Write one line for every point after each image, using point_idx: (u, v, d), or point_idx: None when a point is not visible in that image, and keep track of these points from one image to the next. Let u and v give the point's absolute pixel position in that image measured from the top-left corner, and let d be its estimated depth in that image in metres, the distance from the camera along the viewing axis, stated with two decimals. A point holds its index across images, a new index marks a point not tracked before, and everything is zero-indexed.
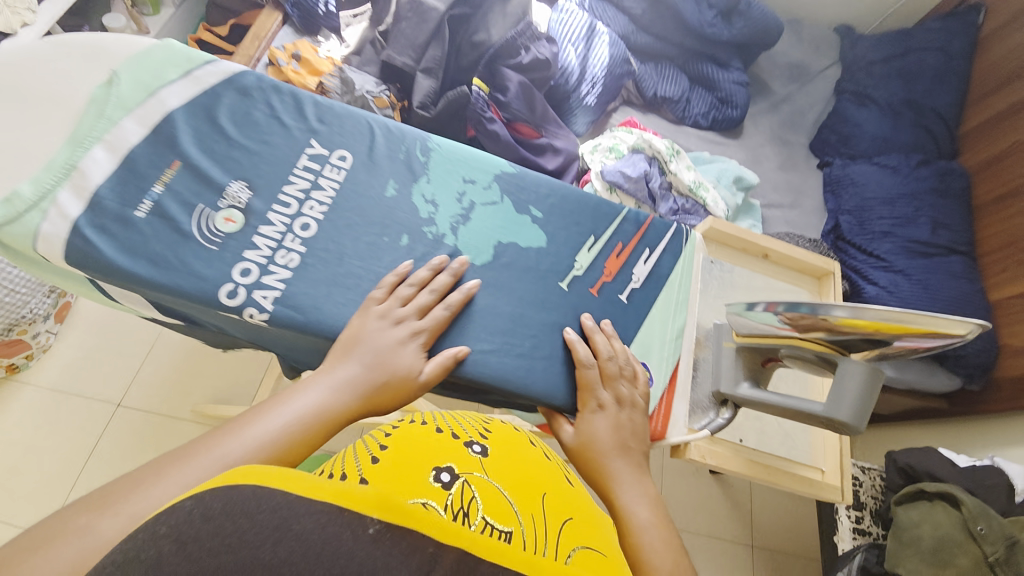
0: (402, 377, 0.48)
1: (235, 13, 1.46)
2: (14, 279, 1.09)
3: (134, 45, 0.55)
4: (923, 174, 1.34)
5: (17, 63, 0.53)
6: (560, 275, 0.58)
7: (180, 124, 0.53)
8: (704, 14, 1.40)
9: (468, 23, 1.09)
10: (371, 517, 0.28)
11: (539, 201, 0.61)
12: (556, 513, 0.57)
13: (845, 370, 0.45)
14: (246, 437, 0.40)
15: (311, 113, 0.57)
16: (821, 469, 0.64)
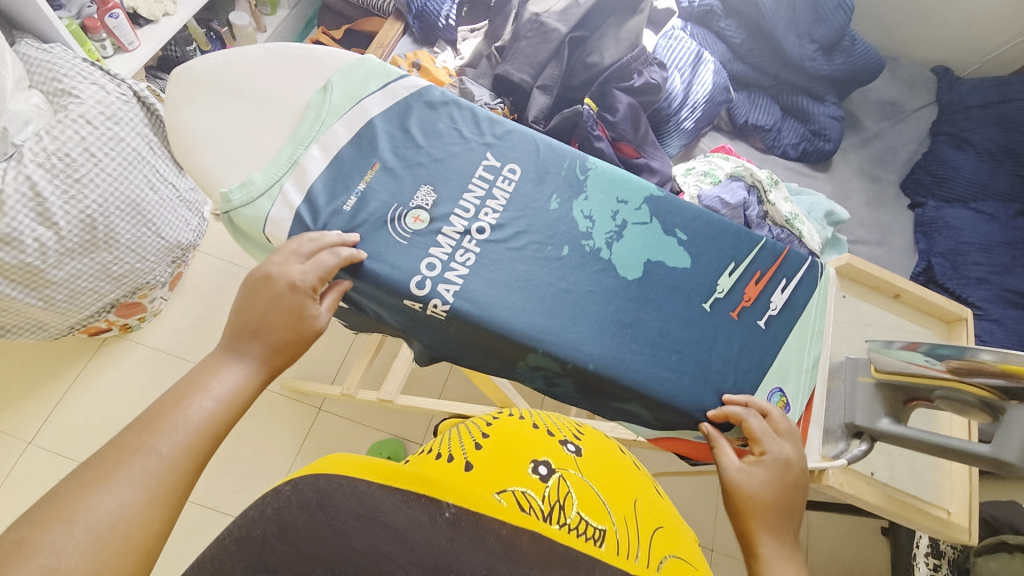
0: (304, 323, 0.54)
1: (349, 19, 1.55)
2: (145, 248, 1.18)
3: (339, 60, 0.72)
4: (1020, 225, 1.32)
5: (257, 70, 0.71)
6: (703, 296, 0.65)
7: (379, 130, 0.69)
8: (806, 48, 1.40)
9: (584, 45, 1.15)
10: (446, 504, 0.38)
11: (685, 225, 0.68)
12: (647, 515, 0.48)
13: (1012, 417, 0.48)
14: (179, 434, 0.43)
15: (486, 129, 0.71)
16: (946, 509, 0.64)
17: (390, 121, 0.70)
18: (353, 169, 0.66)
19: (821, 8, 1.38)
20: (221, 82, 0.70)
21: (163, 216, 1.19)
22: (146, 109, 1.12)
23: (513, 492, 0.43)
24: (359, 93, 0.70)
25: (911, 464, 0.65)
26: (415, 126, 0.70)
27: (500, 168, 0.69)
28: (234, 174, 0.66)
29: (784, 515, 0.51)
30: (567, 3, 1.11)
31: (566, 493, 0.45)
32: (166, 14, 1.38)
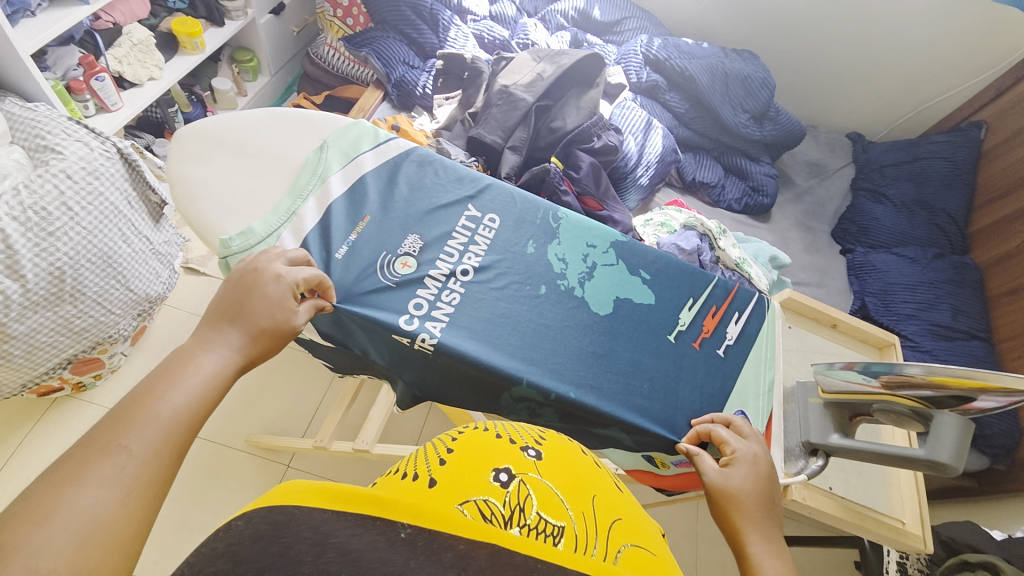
0: (283, 325, 0.55)
1: (329, 87, 1.65)
2: (112, 301, 1.15)
3: (335, 124, 0.80)
4: (940, 266, 1.48)
5: (258, 127, 0.77)
6: (667, 328, 0.73)
7: (370, 184, 0.75)
8: (740, 117, 1.60)
9: (549, 112, 1.28)
10: (401, 523, 0.29)
11: (647, 266, 0.77)
12: (604, 510, 0.41)
13: (940, 421, 0.54)
14: (150, 428, 0.42)
15: (467, 185, 0.79)
16: (901, 520, 0.69)
17: (381, 178, 0.77)
18: (346, 220, 0.71)
19: (749, 84, 1.60)
20: (224, 141, 0.75)
21: (133, 269, 1.18)
22: (128, 165, 1.15)
23: (472, 503, 0.36)
24: (352, 152, 0.77)
25: (863, 477, 0.71)
26: (403, 182, 0.77)
27: (481, 218, 0.77)
28: (233, 224, 0.69)
29: (762, 509, 0.53)
30: (533, 76, 1.26)
31: (528, 499, 0.37)
32: (151, 78, 1.44)
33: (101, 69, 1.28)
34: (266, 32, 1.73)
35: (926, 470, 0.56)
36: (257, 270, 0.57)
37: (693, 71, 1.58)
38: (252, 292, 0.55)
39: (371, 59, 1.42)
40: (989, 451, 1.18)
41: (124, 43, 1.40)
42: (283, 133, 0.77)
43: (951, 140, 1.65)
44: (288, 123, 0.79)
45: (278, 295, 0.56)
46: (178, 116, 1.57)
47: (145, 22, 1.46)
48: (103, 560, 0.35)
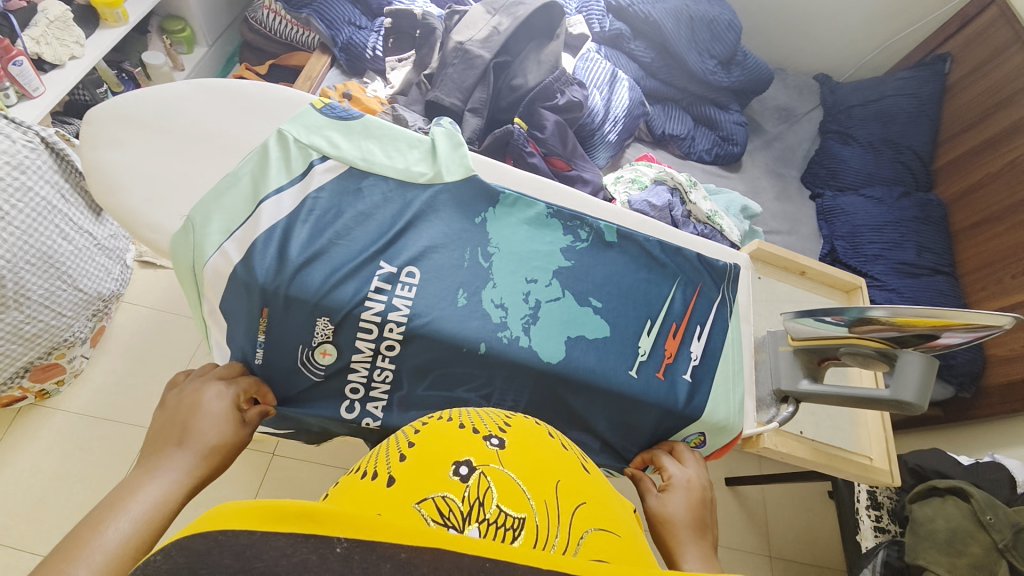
0: (230, 437, 0.56)
1: (273, 55, 1.53)
2: (60, 303, 1.09)
3: (272, 95, 0.67)
4: (905, 204, 1.50)
5: (176, 102, 0.66)
6: (628, 362, 0.64)
7: (252, 262, 0.59)
8: (707, 63, 1.55)
9: (508, 69, 1.22)
10: (337, 538, 0.28)
11: (597, 291, 0.67)
12: (568, 496, 0.41)
13: (904, 361, 0.54)
14: (97, 557, 0.41)
15: (378, 238, 0.63)
16: (869, 456, 0.72)
17: (267, 254, 0.59)
18: (234, 295, 0.60)
19: (715, 28, 1.54)
20: (138, 118, 0.64)
21: (79, 267, 1.11)
22: (56, 154, 1.04)
23: (430, 502, 0.37)
24: (222, 229, 0.60)
25: (833, 420, 0.73)
26: (289, 252, 0.60)
27: (397, 274, 0.62)
28: (158, 218, 0.62)
29: (696, 530, 0.54)
30: (488, 31, 1.18)
31: (486, 496, 0.38)
32: (72, 57, 1.30)
33: (20, 53, 1.14)
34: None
35: (891, 410, 0.57)
36: (197, 388, 0.58)
37: (657, 16, 1.51)
38: (195, 413, 0.56)
39: (313, 21, 1.31)
40: (954, 380, 1.23)
41: (40, 22, 1.24)
42: (209, 106, 0.65)
43: (917, 75, 1.64)
44: (209, 96, 0.66)
45: (220, 411, 0.56)
46: (108, 96, 1.44)
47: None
48: None
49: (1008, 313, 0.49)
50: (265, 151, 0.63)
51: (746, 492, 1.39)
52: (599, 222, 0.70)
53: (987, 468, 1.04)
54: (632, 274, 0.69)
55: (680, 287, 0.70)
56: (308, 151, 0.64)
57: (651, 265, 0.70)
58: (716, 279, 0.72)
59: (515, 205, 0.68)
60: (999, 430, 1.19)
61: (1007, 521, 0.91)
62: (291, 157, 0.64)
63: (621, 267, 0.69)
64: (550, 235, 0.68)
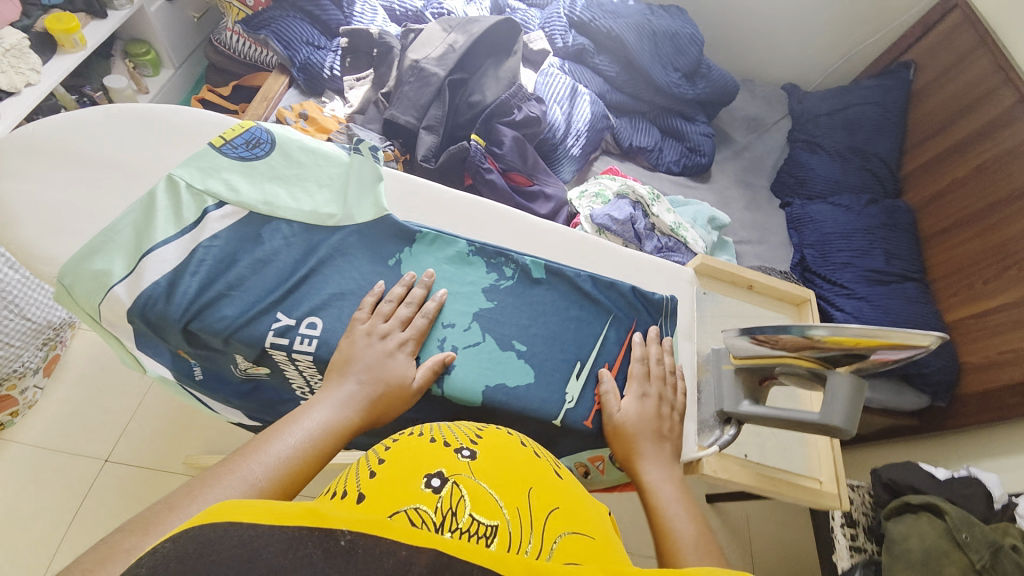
0: (396, 386, 0.51)
1: (239, 76, 1.53)
2: (6, 333, 1.06)
3: (189, 119, 0.61)
4: (873, 211, 1.50)
5: (70, 129, 0.57)
6: (552, 412, 0.56)
7: (137, 321, 0.52)
8: (671, 76, 1.56)
9: (465, 86, 1.20)
10: (340, 530, 0.30)
11: (522, 333, 0.60)
12: (540, 502, 0.42)
13: (833, 383, 0.52)
14: (266, 460, 0.43)
15: (277, 285, 0.55)
16: (818, 478, 0.70)
17: (140, 318, 0.52)
18: (153, 344, 0.55)
19: (678, 41, 1.55)
20: (21, 142, 0.56)
21: (28, 297, 1.08)
22: None
23: (402, 513, 0.37)
24: (97, 287, 0.51)
25: (780, 441, 0.71)
26: (164, 307, 0.52)
27: (296, 326, 0.54)
28: (26, 249, 0.53)
29: (658, 440, 0.56)
30: (444, 49, 1.17)
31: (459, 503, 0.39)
32: (27, 84, 1.28)
33: None
34: (160, 19, 1.58)
35: (821, 433, 0.55)
36: (372, 333, 0.53)
37: (619, 31, 1.51)
38: (376, 354, 0.52)
39: (270, 42, 1.29)
40: (929, 389, 1.23)
41: None
42: (107, 130, 0.58)
43: (881, 83, 1.66)
44: (113, 120, 0.59)
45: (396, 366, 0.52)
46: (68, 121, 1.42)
47: (18, 24, 1.27)
48: None
49: (932, 332, 0.47)
50: (153, 200, 0.54)
51: (729, 510, 1.36)
52: (525, 257, 0.63)
53: (964, 483, 1.01)
54: (562, 312, 0.62)
55: (613, 326, 0.63)
56: (202, 197, 0.56)
57: (583, 302, 0.64)
58: (654, 314, 0.65)
59: (433, 244, 0.61)
60: (973, 439, 1.20)
61: (983, 540, 0.87)
62: (182, 205, 0.55)
63: (548, 305, 0.62)
64: (472, 273, 0.61)
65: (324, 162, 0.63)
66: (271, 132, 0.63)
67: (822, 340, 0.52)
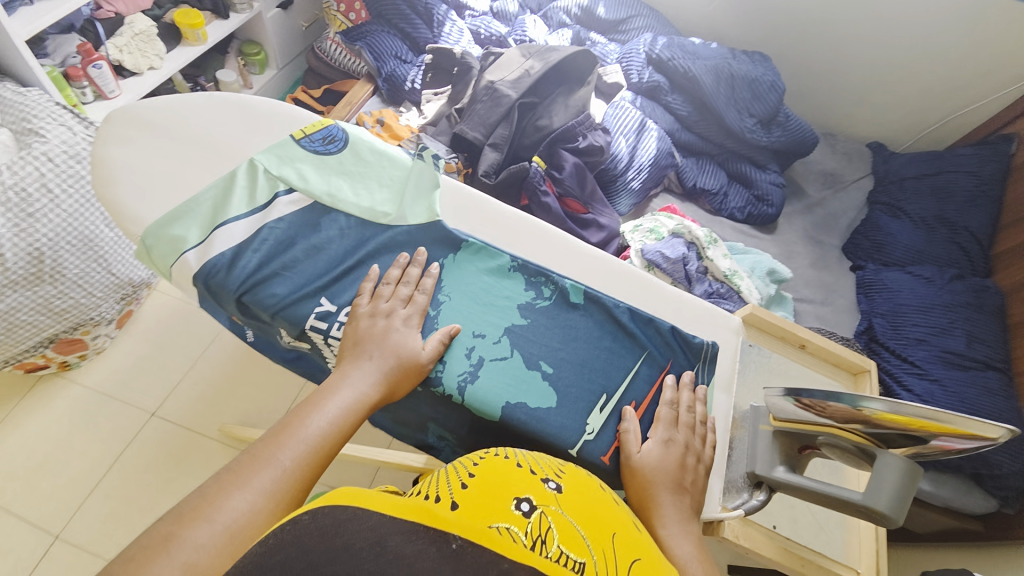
0: (408, 361, 0.53)
1: (331, 81, 1.67)
2: (92, 283, 1.16)
3: (275, 110, 0.67)
4: (958, 288, 1.35)
5: (174, 108, 0.64)
6: (569, 440, 0.54)
7: (199, 286, 0.56)
8: (745, 121, 1.52)
9: (534, 110, 1.23)
10: (451, 536, 0.34)
11: (550, 355, 0.59)
12: (623, 550, 0.42)
13: (883, 462, 0.47)
14: (297, 445, 0.47)
15: (326, 271, 0.58)
16: (855, 570, 0.63)
17: (202, 283, 0.56)
18: (212, 309, 0.60)
19: (756, 87, 1.51)
20: (131, 116, 0.63)
21: (116, 253, 1.19)
22: None
23: (495, 529, 0.37)
24: (172, 250, 0.56)
25: (816, 518, 0.65)
26: (224, 278, 0.56)
27: (336, 312, 0.56)
28: (116, 208, 0.58)
29: (677, 488, 0.53)
30: (520, 73, 1.22)
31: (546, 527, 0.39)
32: (150, 67, 1.40)
33: (98, 57, 1.26)
34: (273, 25, 1.76)
35: (864, 518, 0.49)
36: (384, 317, 0.55)
37: (696, 72, 1.50)
38: (386, 337, 0.54)
39: (363, 52, 1.40)
40: (998, 494, 1.07)
41: (126, 33, 1.37)
42: (204, 114, 0.64)
43: (979, 152, 1.53)
44: (211, 105, 0.66)
45: (407, 345, 0.54)
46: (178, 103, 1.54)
47: (150, 14, 1.43)
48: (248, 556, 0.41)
49: (1005, 425, 0.42)
50: (233, 179, 0.60)
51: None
52: (565, 280, 0.63)
53: None
54: (595, 341, 0.61)
55: (646, 364, 0.61)
56: (275, 182, 0.61)
57: (618, 334, 0.62)
58: (692, 359, 0.62)
59: (477, 253, 0.63)
60: None
61: None
62: (257, 187, 0.60)
63: (582, 332, 0.62)
64: (510, 287, 0.62)
65: (388, 164, 0.66)
66: (346, 132, 0.67)
67: (875, 415, 0.47)
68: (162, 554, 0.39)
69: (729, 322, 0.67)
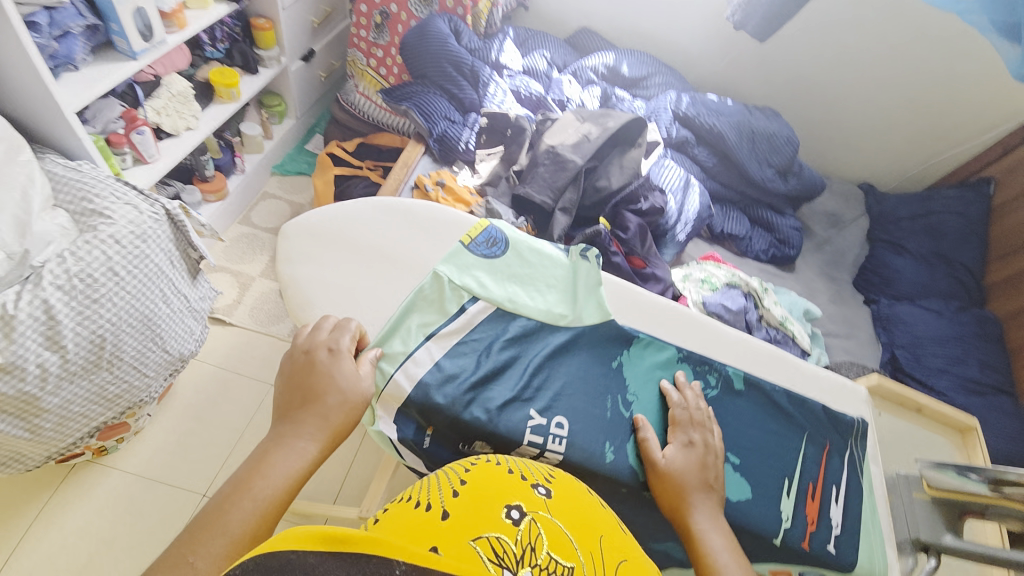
0: (345, 397, 0.55)
1: (363, 135, 1.67)
2: (147, 364, 1.09)
3: (437, 214, 0.76)
4: (965, 319, 1.53)
5: (353, 223, 0.74)
6: (773, 530, 0.59)
7: (414, 397, 0.61)
8: (766, 172, 1.65)
9: (594, 172, 1.29)
10: (396, 561, 0.32)
11: (733, 445, 0.64)
12: (610, 551, 0.41)
13: None
14: (217, 540, 0.42)
15: (529, 381, 0.64)
16: None
17: (416, 397, 0.61)
18: (405, 418, 0.62)
19: (774, 141, 1.65)
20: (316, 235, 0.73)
21: (170, 328, 1.12)
22: (173, 224, 1.09)
23: (483, 540, 0.37)
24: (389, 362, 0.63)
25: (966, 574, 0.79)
26: (443, 399, 0.61)
27: (548, 424, 0.61)
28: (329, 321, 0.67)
29: (701, 488, 0.55)
30: (579, 138, 1.28)
31: (536, 535, 0.39)
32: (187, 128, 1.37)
33: (142, 122, 1.22)
34: (296, 78, 1.74)
35: None
36: (312, 356, 0.57)
37: (721, 128, 1.64)
38: (311, 378, 0.56)
39: (412, 112, 1.42)
40: None
41: (163, 94, 1.33)
42: (380, 228, 0.74)
43: (962, 195, 1.73)
44: (381, 215, 0.76)
45: (338, 377, 0.56)
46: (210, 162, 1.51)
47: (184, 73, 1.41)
48: None
49: None
50: (426, 289, 0.68)
51: None
52: (727, 368, 0.69)
53: None
54: (762, 424, 0.66)
55: (810, 443, 0.67)
56: (461, 293, 0.68)
57: (780, 416, 0.68)
58: (844, 435, 0.69)
59: (647, 349, 0.69)
60: None
61: None
62: (447, 296, 0.68)
63: (752, 416, 0.66)
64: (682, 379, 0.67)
65: (546, 261, 0.75)
66: (502, 234, 0.75)
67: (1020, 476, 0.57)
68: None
69: (862, 394, 0.74)
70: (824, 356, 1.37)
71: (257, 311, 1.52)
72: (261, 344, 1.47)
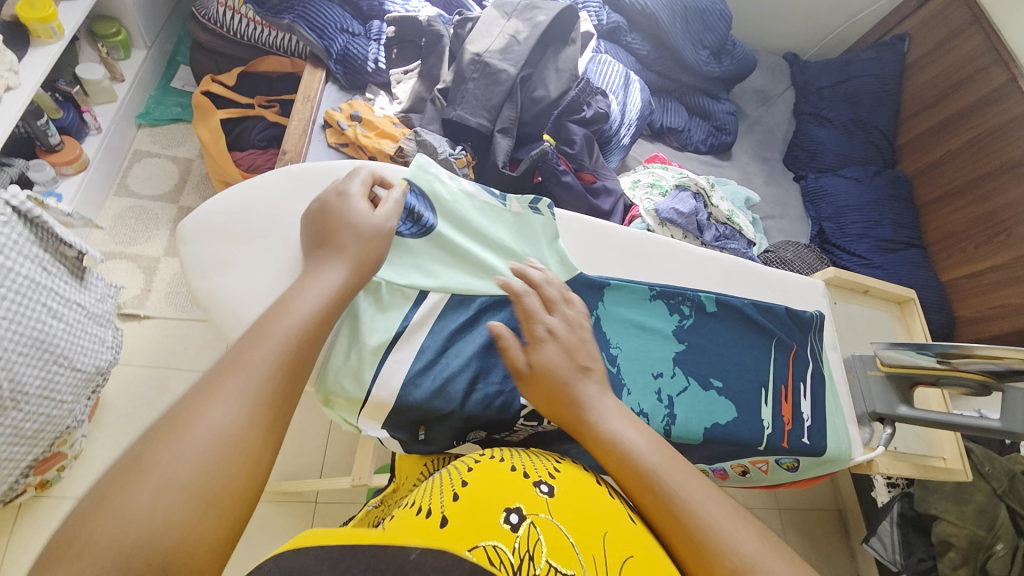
0: (377, 226, 0.60)
1: (245, 63, 1.37)
2: (59, 389, 0.93)
3: None
4: (880, 183, 1.65)
5: (274, 203, 0.68)
6: (759, 438, 0.69)
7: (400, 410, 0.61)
8: (700, 54, 1.56)
9: (530, 81, 1.15)
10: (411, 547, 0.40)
11: (716, 371, 0.71)
12: (614, 549, 0.45)
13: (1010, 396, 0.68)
14: (290, 319, 0.48)
15: None
16: (943, 457, 0.96)
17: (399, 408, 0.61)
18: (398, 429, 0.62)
19: (707, 18, 1.55)
20: (237, 231, 0.66)
21: (73, 344, 0.95)
22: (30, 223, 0.87)
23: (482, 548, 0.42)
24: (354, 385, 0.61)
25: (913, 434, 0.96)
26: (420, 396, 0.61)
27: None
28: None
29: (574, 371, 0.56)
30: (506, 41, 1.11)
31: (536, 540, 0.44)
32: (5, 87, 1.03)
33: None
34: None
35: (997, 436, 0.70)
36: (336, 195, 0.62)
37: (653, 8, 1.50)
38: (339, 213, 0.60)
39: (299, 28, 1.17)
40: None
41: None
42: None
43: (879, 56, 1.75)
44: (303, 188, 0.70)
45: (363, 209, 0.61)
46: (51, 127, 1.17)
47: None
48: (269, 442, 0.40)
49: None
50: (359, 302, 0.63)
51: None
52: (699, 295, 0.74)
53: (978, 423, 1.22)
54: (739, 341, 0.74)
55: (779, 349, 0.75)
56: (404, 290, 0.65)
57: (752, 329, 0.75)
58: (806, 331, 0.78)
59: (620, 297, 0.71)
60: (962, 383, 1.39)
61: (1002, 470, 1.19)
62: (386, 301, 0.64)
63: (726, 335, 0.74)
64: (658, 316, 0.72)
65: (484, 216, 0.73)
66: (426, 197, 0.71)
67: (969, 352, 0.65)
68: (181, 435, 0.37)
69: (817, 289, 0.83)
70: (763, 239, 1.43)
71: (172, 296, 1.33)
72: (191, 331, 1.31)
